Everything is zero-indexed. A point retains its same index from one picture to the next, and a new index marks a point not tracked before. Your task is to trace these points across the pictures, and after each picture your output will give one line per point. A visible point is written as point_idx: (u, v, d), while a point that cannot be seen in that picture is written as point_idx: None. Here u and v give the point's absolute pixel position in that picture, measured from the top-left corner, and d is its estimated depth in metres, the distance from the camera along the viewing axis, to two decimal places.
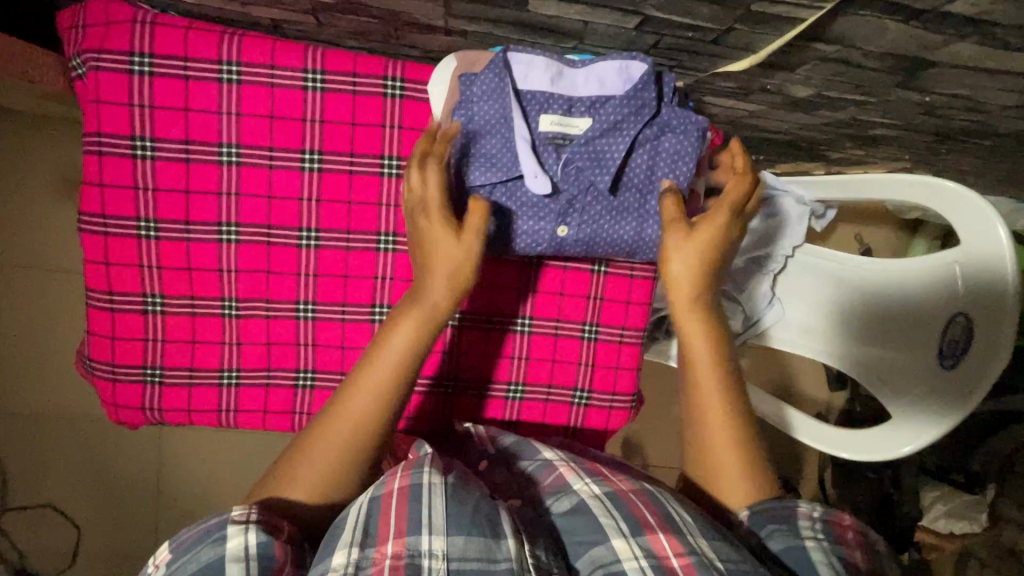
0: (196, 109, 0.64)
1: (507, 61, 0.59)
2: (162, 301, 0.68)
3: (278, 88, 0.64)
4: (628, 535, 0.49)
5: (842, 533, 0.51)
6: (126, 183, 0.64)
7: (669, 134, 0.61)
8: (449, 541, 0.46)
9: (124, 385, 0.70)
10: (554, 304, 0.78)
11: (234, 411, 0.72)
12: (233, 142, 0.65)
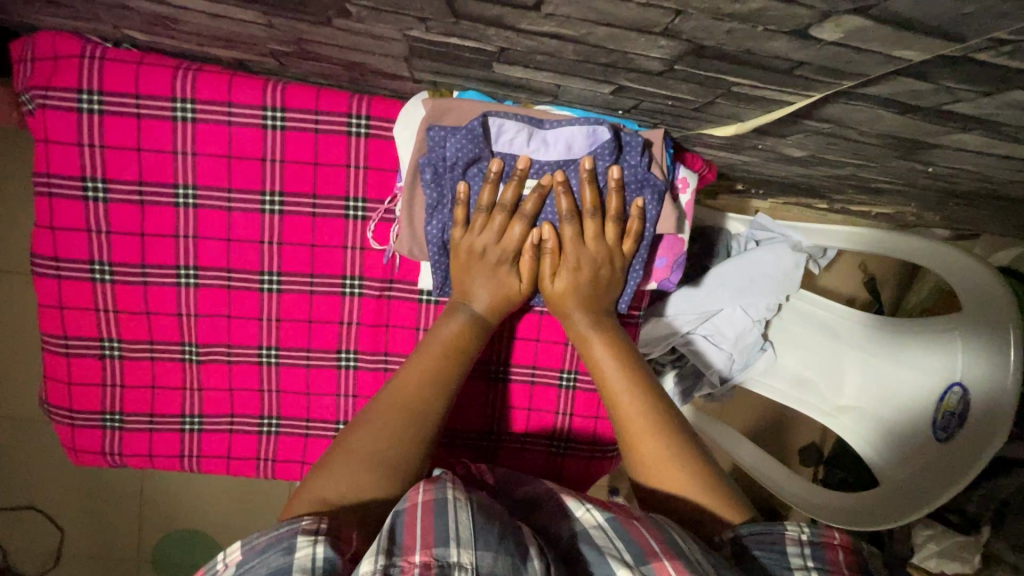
0: (150, 149, 0.61)
1: (484, 127, 0.58)
2: (121, 348, 0.66)
3: (242, 190, 0.63)
4: (632, 565, 0.43)
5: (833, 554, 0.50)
6: (83, 230, 0.62)
7: (633, 188, 0.61)
8: (477, 555, 0.40)
9: (83, 428, 0.68)
10: (530, 351, 0.77)
11: (196, 457, 0.71)
12: (191, 184, 0.62)
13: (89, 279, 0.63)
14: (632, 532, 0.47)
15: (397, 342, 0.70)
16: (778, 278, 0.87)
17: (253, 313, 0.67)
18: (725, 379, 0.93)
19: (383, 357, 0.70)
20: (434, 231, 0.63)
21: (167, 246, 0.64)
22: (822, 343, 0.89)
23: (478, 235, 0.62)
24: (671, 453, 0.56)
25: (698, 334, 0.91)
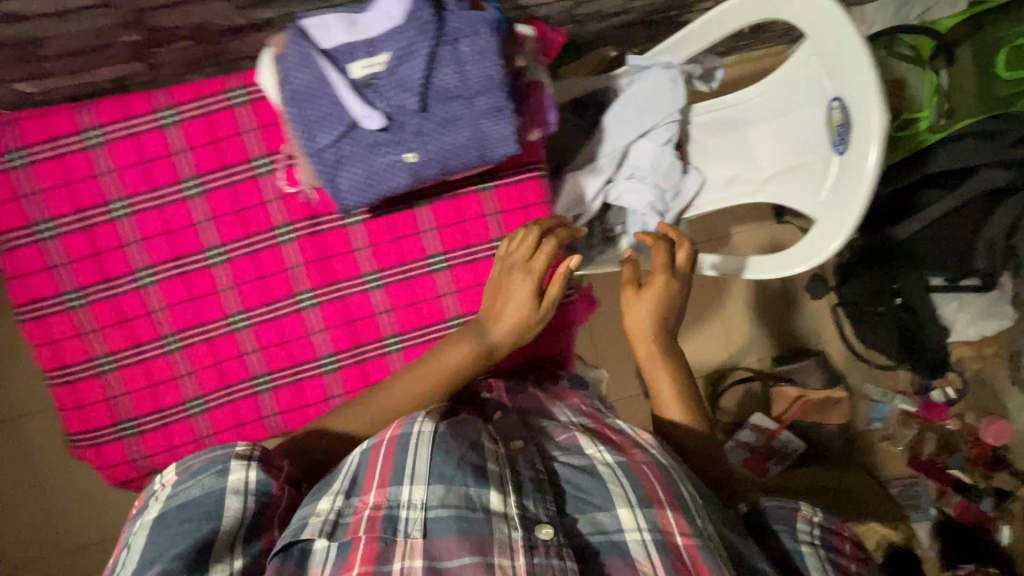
0: (224, 137, 0.72)
1: (302, 28, 0.60)
2: (181, 338, 0.74)
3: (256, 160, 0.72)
4: (632, 506, 0.57)
5: (836, 542, 0.65)
6: (168, 230, 0.72)
7: (465, 39, 0.59)
8: (428, 491, 0.53)
9: (111, 444, 0.75)
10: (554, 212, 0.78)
11: (343, 394, 0.77)
12: (265, 154, 0.72)
13: (132, 286, 0.72)
14: (637, 473, 0.59)
15: (475, 232, 0.76)
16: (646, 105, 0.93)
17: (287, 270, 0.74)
18: (664, 215, 0.94)
19: (468, 251, 0.76)
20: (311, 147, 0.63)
21: (249, 216, 0.73)
22: (737, 136, 0.95)
23: (510, 256, 0.71)
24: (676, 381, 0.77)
25: (620, 180, 0.94)
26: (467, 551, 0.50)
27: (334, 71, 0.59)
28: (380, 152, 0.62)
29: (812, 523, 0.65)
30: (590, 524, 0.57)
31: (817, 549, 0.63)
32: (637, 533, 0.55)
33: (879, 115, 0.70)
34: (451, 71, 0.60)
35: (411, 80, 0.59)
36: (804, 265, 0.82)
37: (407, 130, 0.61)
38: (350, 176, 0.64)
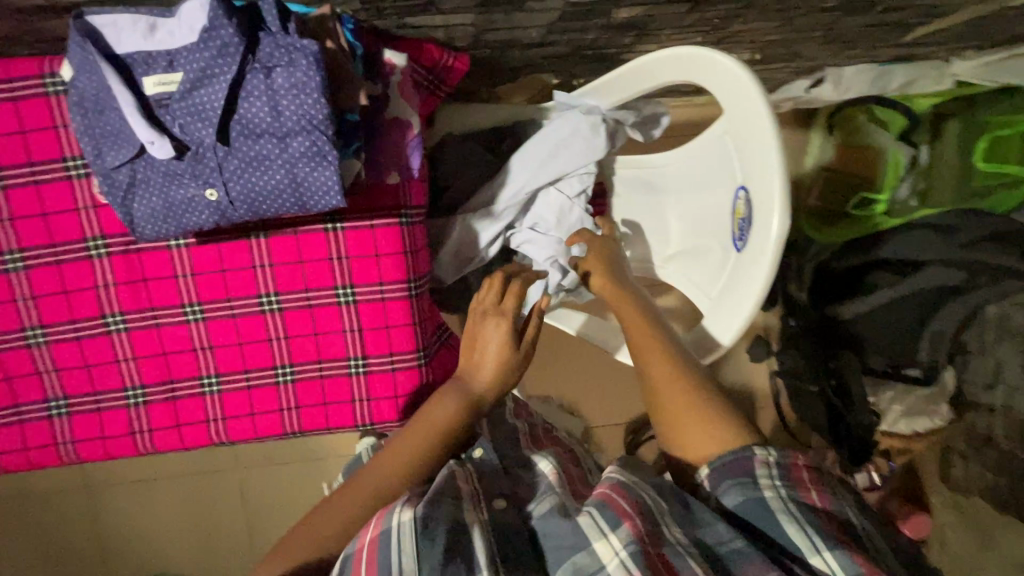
0: (31, 129, 0.62)
1: (90, 27, 0.51)
2: None
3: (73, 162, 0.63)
4: (606, 534, 0.50)
5: (796, 472, 0.56)
6: None
7: (281, 69, 0.51)
8: None
9: None
10: (369, 267, 0.68)
11: (147, 431, 0.70)
12: (78, 156, 0.63)
13: None
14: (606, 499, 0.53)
15: (315, 277, 0.68)
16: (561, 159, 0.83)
17: (92, 287, 0.66)
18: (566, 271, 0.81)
19: (305, 295, 0.68)
20: (95, 158, 0.54)
21: (53, 221, 0.64)
22: (654, 203, 0.86)
23: (483, 300, 0.69)
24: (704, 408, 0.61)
25: (521, 228, 0.85)
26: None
27: (119, 84, 0.51)
28: (177, 182, 0.54)
29: (770, 466, 0.56)
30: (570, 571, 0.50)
31: (779, 492, 0.54)
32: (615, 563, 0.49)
33: (777, 215, 0.61)
34: (262, 104, 0.52)
35: (209, 108, 0.51)
36: (705, 352, 0.72)
37: (203, 165, 0.53)
38: (143, 203, 0.55)
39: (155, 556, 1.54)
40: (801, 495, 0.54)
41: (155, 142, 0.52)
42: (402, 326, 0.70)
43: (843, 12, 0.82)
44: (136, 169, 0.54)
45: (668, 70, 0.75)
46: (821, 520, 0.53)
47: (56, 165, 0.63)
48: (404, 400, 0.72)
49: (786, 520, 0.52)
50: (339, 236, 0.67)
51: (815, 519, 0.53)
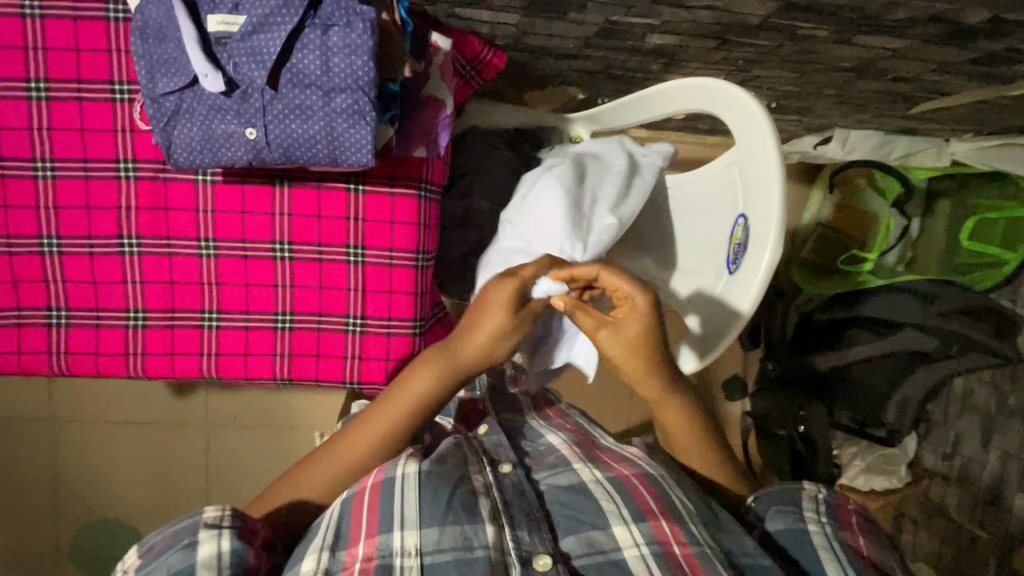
0: (86, 49, 0.65)
1: None
2: None
3: (117, 85, 0.66)
4: (627, 524, 0.60)
5: (844, 515, 0.66)
6: None
7: (337, 28, 0.55)
8: (421, 537, 0.58)
9: None
10: (382, 233, 0.71)
11: (141, 355, 0.71)
12: (124, 81, 0.66)
13: None
14: (629, 488, 0.63)
15: (330, 233, 0.71)
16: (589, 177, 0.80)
17: (114, 207, 0.68)
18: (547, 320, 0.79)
19: (316, 249, 0.71)
20: (145, 82, 0.57)
21: (88, 139, 0.67)
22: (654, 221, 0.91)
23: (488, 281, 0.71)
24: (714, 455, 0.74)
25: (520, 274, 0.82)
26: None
27: (184, 16, 0.55)
28: (220, 116, 0.57)
29: (820, 501, 0.67)
30: (584, 542, 0.60)
31: (824, 527, 0.64)
32: (636, 548, 0.59)
33: (772, 242, 0.66)
34: (315, 57, 0.55)
35: (264, 51, 0.55)
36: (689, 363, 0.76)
37: (248, 104, 0.56)
38: (183, 131, 0.58)
39: (115, 493, 1.55)
40: (841, 536, 0.64)
41: (207, 73, 0.55)
42: (405, 295, 0.74)
43: (857, 74, 0.88)
44: (183, 97, 0.57)
45: (684, 98, 0.80)
46: (857, 559, 0.62)
47: (99, 87, 0.66)
48: (395, 366, 0.75)
49: (830, 557, 0.61)
50: (360, 199, 0.70)
51: (851, 554, 0.62)
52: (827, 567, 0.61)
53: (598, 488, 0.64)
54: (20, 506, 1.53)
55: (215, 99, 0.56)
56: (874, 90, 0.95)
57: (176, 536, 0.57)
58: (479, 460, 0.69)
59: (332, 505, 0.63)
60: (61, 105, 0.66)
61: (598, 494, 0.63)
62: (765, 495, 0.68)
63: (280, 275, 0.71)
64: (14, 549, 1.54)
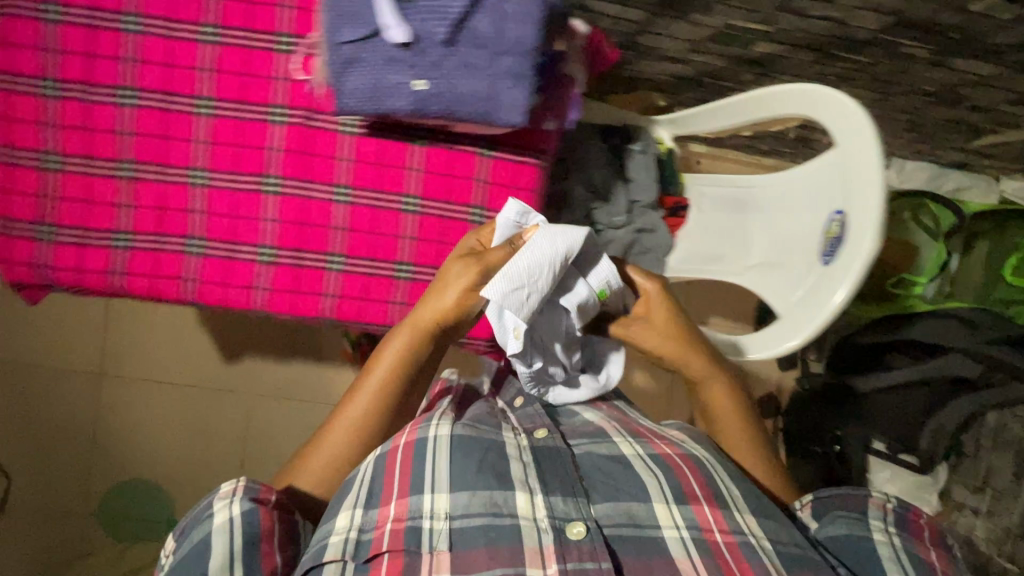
0: (260, 2, 0.71)
1: None
2: (134, 171, 0.72)
3: (283, 38, 0.72)
4: (668, 502, 0.65)
5: (914, 527, 0.69)
6: (161, 62, 0.71)
7: None
8: (451, 500, 0.62)
9: (18, 240, 0.72)
10: (504, 197, 0.77)
11: (266, 290, 0.75)
12: (290, 34, 0.72)
13: (108, 103, 0.71)
14: (674, 471, 0.68)
15: (457, 192, 0.76)
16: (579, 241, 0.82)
17: (262, 149, 0.73)
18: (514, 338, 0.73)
19: (442, 206, 0.76)
20: (329, 29, 0.63)
21: (248, 83, 0.72)
22: (737, 219, 0.97)
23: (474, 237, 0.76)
24: (744, 436, 0.80)
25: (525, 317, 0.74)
26: (492, 563, 0.58)
27: None
28: (391, 67, 0.62)
29: (886, 511, 0.70)
30: (625, 512, 0.64)
31: (891, 537, 0.68)
32: (675, 530, 0.63)
33: (869, 234, 0.71)
34: (490, 20, 0.61)
35: (447, 9, 0.60)
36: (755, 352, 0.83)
37: (423, 56, 0.62)
38: (356, 76, 0.63)
39: (147, 456, 1.55)
40: (911, 548, 0.67)
41: (393, 24, 0.61)
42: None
43: (934, 100, 0.94)
44: (362, 45, 0.63)
45: (779, 102, 0.86)
46: (926, 570, 0.65)
47: (265, 38, 0.72)
48: None
49: (893, 563, 0.65)
50: (488, 164, 0.76)
51: (913, 563, 0.65)
52: (891, 567, 0.65)
53: (641, 464, 0.69)
54: (52, 460, 1.53)
55: (393, 49, 0.62)
56: (944, 119, 1.02)
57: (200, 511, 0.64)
58: (514, 428, 0.73)
59: (365, 461, 0.69)
60: (228, 50, 0.72)
61: (640, 469, 0.68)
62: (830, 495, 0.73)
63: (407, 227, 0.76)
64: (39, 504, 1.53)
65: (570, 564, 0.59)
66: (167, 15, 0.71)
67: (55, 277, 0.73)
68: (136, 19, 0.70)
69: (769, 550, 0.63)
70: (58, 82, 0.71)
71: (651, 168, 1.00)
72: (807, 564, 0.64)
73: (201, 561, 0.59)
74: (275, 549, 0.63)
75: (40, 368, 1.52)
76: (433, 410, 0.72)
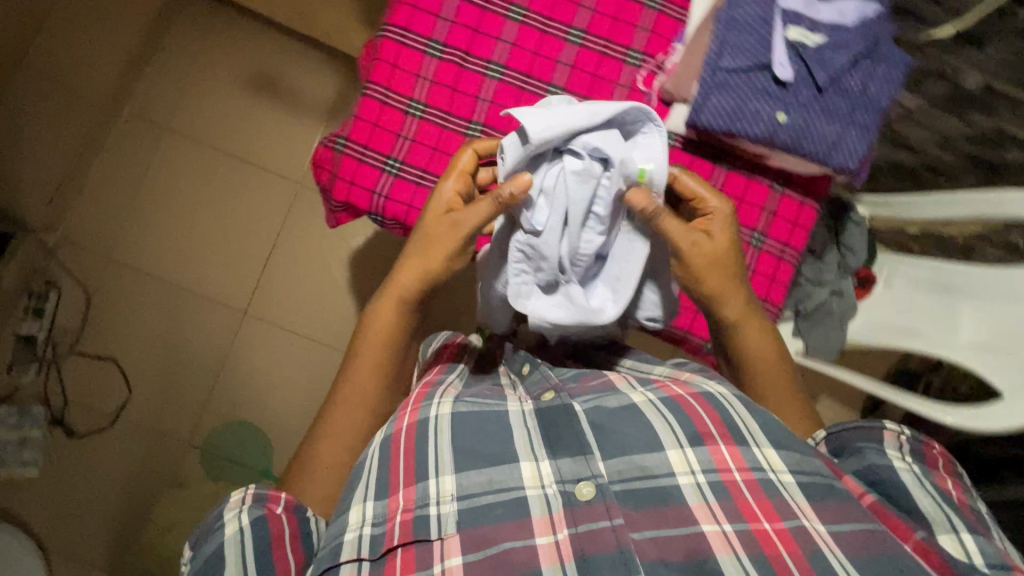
0: (623, 19, 0.83)
1: None
2: (479, 134, 0.82)
3: (633, 52, 0.83)
4: (681, 448, 0.66)
5: (928, 452, 0.66)
6: (529, 48, 0.82)
7: (882, 65, 0.72)
8: (452, 478, 0.68)
9: (366, 168, 0.81)
10: (783, 228, 0.85)
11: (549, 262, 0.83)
12: (641, 51, 0.83)
13: (476, 73, 0.81)
14: (684, 412, 0.70)
15: (745, 215, 0.84)
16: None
17: None
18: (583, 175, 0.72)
19: None
20: (711, 55, 0.72)
21: (596, 82, 0.82)
22: (945, 304, 1.05)
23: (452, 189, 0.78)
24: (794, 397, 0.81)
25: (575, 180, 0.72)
26: (514, 532, 0.63)
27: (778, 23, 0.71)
28: (756, 100, 0.72)
29: (902, 439, 0.66)
30: (639, 467, 0.66)
31: (912, 466, 0.64)
32: (691, 478, 0.64)
33: None
34: (858, 78, 0.71)
35: (830, 62, 0.70)
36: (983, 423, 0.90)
37: (794, 97, 0.72)
38: (724, 98, 0.72)
39: (260, 399, 1.57)
40: (930, 473, 0.64)
41: (780, 65, 0.71)
42: (779, 282, 0.87)
43: None
44: (736, 76, 0.72)
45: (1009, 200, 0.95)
46: (950, 494, 0.62)
47: (618, 49, 0.83)
48: None
49: (923, 494, 0.62)
50: (774, 195, 0.85)
51: (942, 492, 0.62)
52: (916, 491, 0.62)
53: (650, 407, 0.71)
54: (174, 381, 1.56)
55: (764, 86, 0.72)
56: None
57: (212, 521, 0.68)
58: (523, 398, 0.78)
59: (371, 453, 0.74)
60: (586, 52, 0.82)
61: (648, 412, 0.70)
62: (845, 431, 0.70)
63: None
64: (147, 421, 1.55)
65: (577, 528, 0.62)
66: (544, 12, 0.82)
67: (385, 207, 0.81)
68: (518, 10, 0.82)
69: (792, 486, 0.63)
70: (442, 45, 0.81)
71: (863, 239, 1.12)
72: (843, 499, 0.61)
73: (216, 570, 0.64)
74: (288, 547, 0.67)
75: (185, 292, 1.57)
76: (436, 389, 0.79)
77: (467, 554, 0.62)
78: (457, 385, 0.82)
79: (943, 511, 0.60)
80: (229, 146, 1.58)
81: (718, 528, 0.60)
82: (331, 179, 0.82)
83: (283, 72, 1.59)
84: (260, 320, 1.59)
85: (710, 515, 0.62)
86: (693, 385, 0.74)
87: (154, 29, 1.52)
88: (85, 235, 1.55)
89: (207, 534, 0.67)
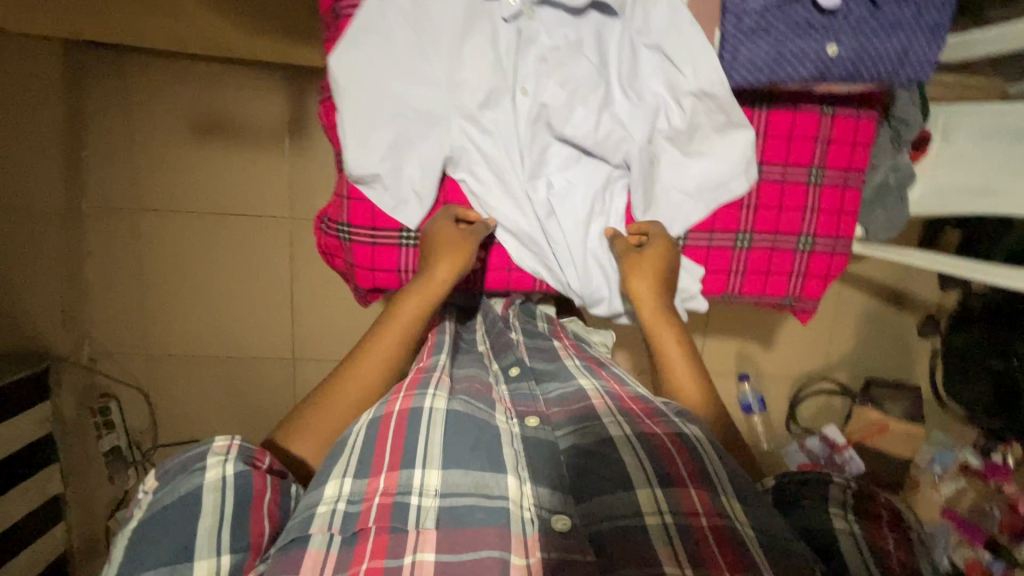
0: None
1: None
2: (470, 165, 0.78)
3: None
4: (652, 489, 0.64)
5: (868, 507, 0.71)
6: None
7: None
8: (436, 479, 0.64)
9: (382, 247, 0.87)
10: (846, 153, 0.91)
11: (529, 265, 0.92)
12: None
13: None
14: (659, 454, 0.67)
15: (798, 154, 0.90)
16: (583, 65, 0.84)
17: None
18: None
19: (782, 169, 0.90)
20: None
21: None
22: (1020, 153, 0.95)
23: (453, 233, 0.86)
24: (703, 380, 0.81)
25: None
26: (490, 543, 0.59)
27: None
28: (801, 39, 0.73)
29: (845, 493, 0.73)
30: (606, 510, 0.64)
31: (849, 522, 0.69)
32: (658, 519, 0.61)
33: None
34: None
35: None
36: None
37: (844, 20, 0.72)
38: (756, 44, 0.75)
39: None
40: (868, 530, 0.68)
41: None
42: (847, 206, 0.94)
43: None
44: (767, 16, 0.73)
45: None
46: (882, 548, 0.65)
47: None
48: (827, 279, 0.96)
49: (853, 546, 0.66)
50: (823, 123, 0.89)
51: (873, 547, 0.65)
52: (848, 552, 0.65)
53: (628, 449, 0.68)
54: (258, 439, 1.62)
55: (804, 14, 0.73)
56: None
57: (190, 460, 0.63)
58: (507, 410, 0.76)
59: (357, 428, 0.70)
60: None
61: (625, 455, 0.68)
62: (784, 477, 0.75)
63: (749, 198, 0.91)
64: None
65: (554, 555, 0.59)
66: None
67: (412, 276, 0.89)
68: None
69: (753, 539, 0.59)
70: None
71: (916, 105, 0.96)
72: (779, 560, 0.58)
73: (185, 518, 0.58)
74: (263, 513, 0.62)
75: (226, 357, 1.56)
76: (429, 377, 0.75)
77: (441, 553, 0.58)
78: (449, 374, 0.78)
79: (866, 569, 0.63)
80: (199, 202, 1.46)
81: (681, 572, 0.56)
82: (349, 266, 0.90)
83: (222, 102, 1.42)
84: (310, 359, 1.59)
85: (673, 559, 0.58)
86: (677, 425, 0.71)
87: (68, 108, 1.35)
88: (113, 344, 1.51)
89: (176, 476, 0.62)
